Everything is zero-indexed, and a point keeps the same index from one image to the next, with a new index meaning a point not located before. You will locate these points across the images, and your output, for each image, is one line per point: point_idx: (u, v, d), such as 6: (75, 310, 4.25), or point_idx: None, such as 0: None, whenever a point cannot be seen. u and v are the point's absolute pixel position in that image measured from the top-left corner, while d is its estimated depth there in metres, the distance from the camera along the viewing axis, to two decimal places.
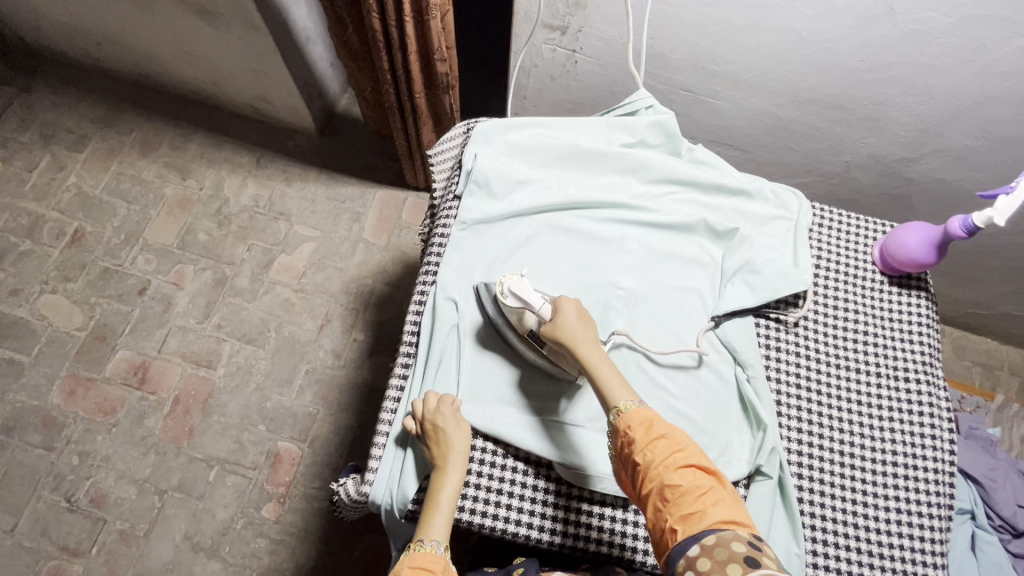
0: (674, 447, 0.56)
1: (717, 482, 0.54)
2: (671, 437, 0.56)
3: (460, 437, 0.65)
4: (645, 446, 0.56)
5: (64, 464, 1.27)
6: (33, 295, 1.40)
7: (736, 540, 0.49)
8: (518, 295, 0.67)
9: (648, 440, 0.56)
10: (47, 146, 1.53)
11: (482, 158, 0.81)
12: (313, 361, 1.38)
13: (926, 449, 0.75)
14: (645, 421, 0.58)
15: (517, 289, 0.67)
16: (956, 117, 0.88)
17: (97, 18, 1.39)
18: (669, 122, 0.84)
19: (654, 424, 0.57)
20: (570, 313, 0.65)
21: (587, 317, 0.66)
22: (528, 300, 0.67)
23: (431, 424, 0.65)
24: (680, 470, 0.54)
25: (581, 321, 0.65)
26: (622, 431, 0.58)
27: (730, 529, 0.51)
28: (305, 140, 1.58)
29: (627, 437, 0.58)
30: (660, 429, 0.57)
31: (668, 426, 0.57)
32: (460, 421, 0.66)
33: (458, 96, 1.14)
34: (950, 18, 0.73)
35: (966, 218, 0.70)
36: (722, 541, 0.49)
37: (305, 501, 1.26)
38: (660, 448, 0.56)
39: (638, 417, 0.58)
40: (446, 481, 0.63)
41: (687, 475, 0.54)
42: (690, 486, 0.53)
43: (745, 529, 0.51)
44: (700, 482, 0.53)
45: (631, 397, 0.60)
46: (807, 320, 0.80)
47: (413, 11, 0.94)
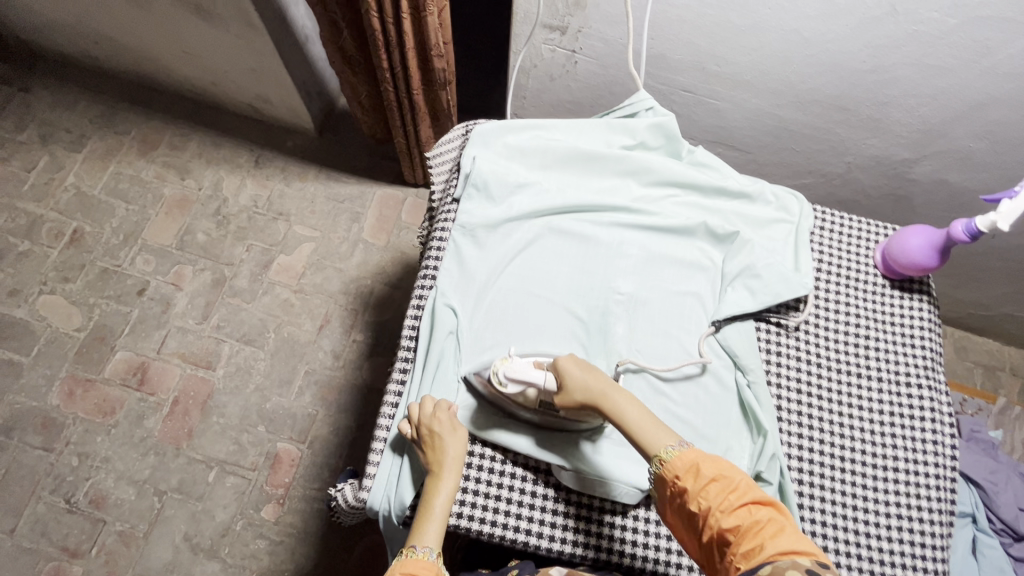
0: (727, 489, 0.53)
1: (774, 515, 0.51)
2: (723, 477, 0.54)
3: (455, 443, 0.65)
4: (697, 492, 0.54)
5: (64, 465, 1.27)
6: (32, 295, 1.40)
7: (793, 568, 0.47)
8: (513, 376, 0.65)
9: (699, 487, 0.54)
10: (46, 145, 1.53)
11: (480, 160, 0.80)
12: (312, 362, 1.37)
13: (929, 455, 0.75)
14: (692, 464, 0.55)
15: (511, 373, 0.65)
16: (959, 119, 0.87)
17: (95, 16, 1.39)
18: (670, 123, 0.83)
19: (701, 467, 0.54)
20: (577, 371, 0.62)
21: (594, 368, 0.63)
22: (524, 380, 0.65)
23: (427, 429, 0.65)
24: (735, 511, 0.52)
25: (592, 375, 0.62)
26: (671, 481, 0.56)
27: (788, 559, 0.48)
28: (304, 140, 1.58)
29: (677, 486, 0.55)
30: (710, 471, 0.54)
31: (717, 467, 0.54)
32: (456, 427, 0.66)
33: (456, 91, 1.14)
34: (953, 19, 0.72)
35: (969, 222, 0.70)
36: (777, 572, 0.47)
37: (304, 502, 1.26)
38: (714, 493, 0.53)
39: (682, 464, 0.55)
40: (441, 485, 0.63)
41: (742, 514, 0.52)
42: (746, 525, 0.51)
43: (808, 556, 0.49)
44: (756, 518, 0.51)
45: (669, 440, 0.58)
46: (809, 324, 0.79)
47: (411, 7, 0.93)
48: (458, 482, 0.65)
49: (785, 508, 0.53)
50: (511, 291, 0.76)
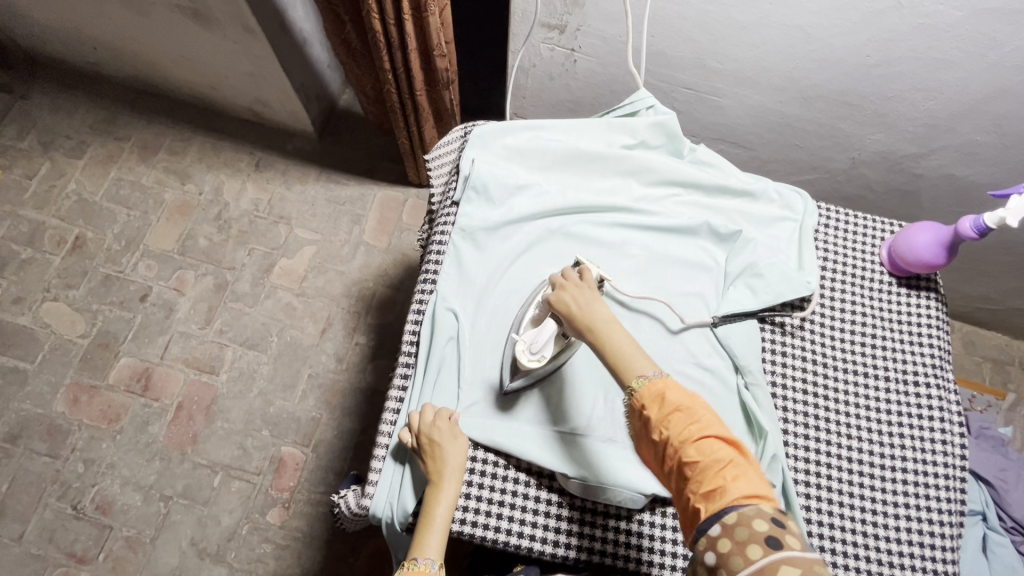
0: (690, 420, 0.53)
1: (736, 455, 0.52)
2: (687, 409, 0.54)
3: (455, 452, 0.65)
4: (661, 422, 0.54)
5: (70, 472, 1.27)
6: (36, 302, 1.40)
7: (757, 516, 0.48)
8: (535, 348, 0.67)
9: (662, 416, 0.54)
10: (46, 153, 1.53)
11: (479, 162, 0.79)
12: (315, 366, 1.37)
13: (937, 455, 0.74)
14: (659, 393, 0.55)
15: (535, 346, 0.67)
16: (966, 113, 0.85)
17: (93, 23, 1.38)
18: (670, 122, 0.82)
19: (666, 396, 0.54)
20: (572, 303, 0.62)
21: (592, 297, 0.63)
22: (546, 340, 0.67)
23: (427, 437, 0.64)
24: (697, 444, 0.52)
25: (586, 306, 0.62)
26: (638, 409, 0.56)
27: (752, 504, 0.49)
28: (304, 142, 1.57)
29: (643, 414, 0.56)
30: (675, 402, 0.54)
31: (683, 398, 0.54)
32: (455, 436, 0.65)
33: (458, 91, 1.13)
34: (960, 12, 0.71)
35: (978, 218, 0.68)
36: (743, 519, 0.48)
37: (309, 506, 1.26)
38: (675, 423, 0.53)
39: (650, 394, 0.55)
40: (441, 495, 0.63)
41: (704, 449, 0.52)
42: (707, 462, 0.51)
43: (769, 502, 0.50)
44: (718, 457, 0.51)
45: (644, 369, 0.57)
46: (814, 324, 0.78)
47: (412, 8, 0.92)
48: (457, 490, 0.64)
49: (749, 449, 0.53)
50: (512, 293, 0.75)
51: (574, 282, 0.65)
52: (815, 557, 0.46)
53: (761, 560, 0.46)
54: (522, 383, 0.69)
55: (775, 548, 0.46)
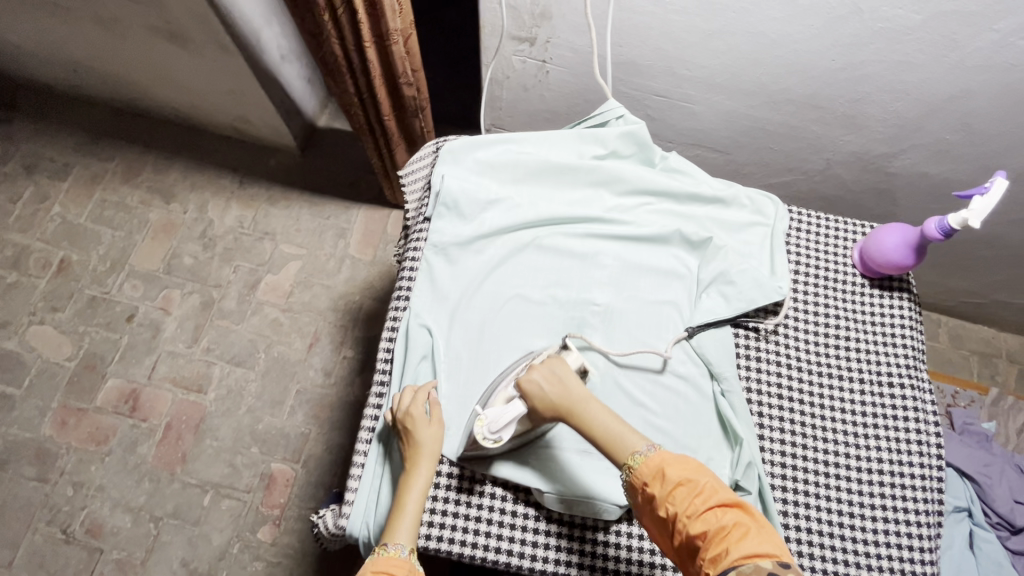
0: (694, 493, 0.53)
1: (738, 518, 0.51)
2: (689, 481, 0.54)
3: (431, 436, 0.65)
4: (666, 497, 0.54)
5: (59, 495, 1.27)
6: (22, 326, 1.40)
7: None
8: (495, 428, 0.63)
9: (666, 492, 0.54)
10: (30, 176, 1.53)
11: (449, 178, 0.80)
12: (303, 381, 1.37)
13: (914, 456, 0.74)
14: (658, 467, 0.55)
15: (495, 426, 0.63)
16: (933, 112, 0.86)
17: (70, 45, 1.39)
18: (641, 132, 0.82)
19: (667, 471, 0.54)
20: (542, 383, 0.62)
21: (562, 375, 0.63)
22: (507, 422, 0.63)
23: (404, 419, 0.66)
24: (701, 514, 0.52)
25: (560, 384, 0.62)
26: (640, 487, 0.56)
27: (751, 563, 0.48)
28: (287, 157, 1.57)
29: (647, 492, 0.55)
30: (676, 476, 0.54)
31: (683, 470, 0.54)
32: (432, 420, 0.66)
33: (430, 117, 1.12)
34: (918, 15, 0.72)
35: (943, 220, 0.69)
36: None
37: (299, 522, 1.26)
38: (680, 497, 0.53)
39: (649, 470, 0.55)
40: (410, 475, 0.63)
41: (709, 519, 0.51)
42: (712, 530, 0.50)
43: (770, 559, 0.48)
44: (723, 524, 0.51)
45: (637, 445, 0.57)
46: (788, 328, 0.78)
47: (374, 36, 0.90)
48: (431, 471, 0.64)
49: (753, 511, 0.53)
50: (486, 308, 0.75)
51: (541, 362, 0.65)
52: None
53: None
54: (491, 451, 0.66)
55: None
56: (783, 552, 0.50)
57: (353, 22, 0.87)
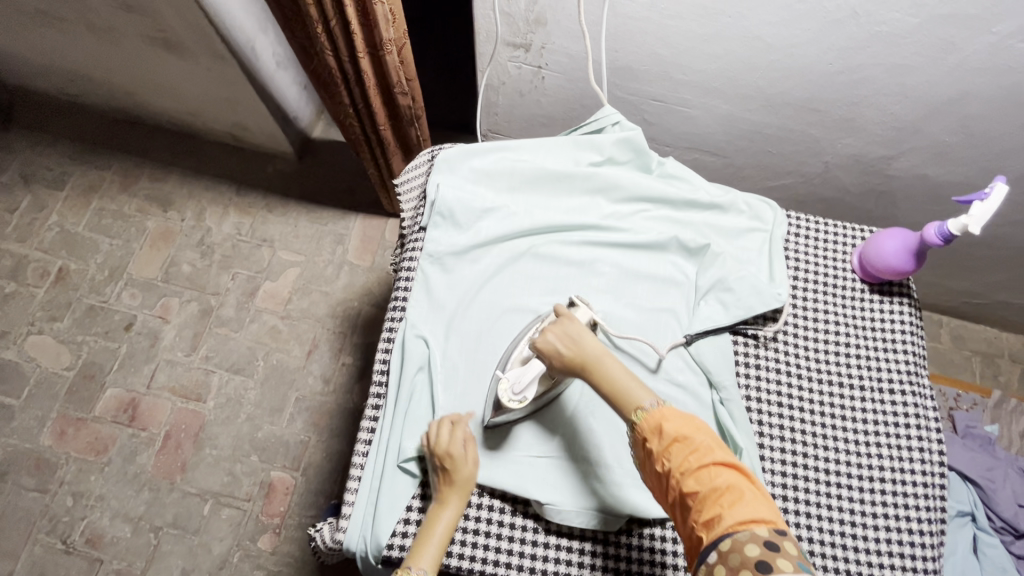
0: (690, 450, 0.55)
1: (733, 482, 0.53)
2: (686, 439, 0.55)
3: (469, 470, 0.64)
4: (662, 453, 0.56)
5: (59, 506, 1.27)
6: (21, 336, 1.40)
7: (751, 541, 0.50)
8: (518, 389, 0.67)
9: (663, 447, 0.56)
10: (28, 185, 1.53)
11: (444, 188, 0.79)
12: (302, 389, 1.37)
13: (916, 464, 0.73)
14: (657, 424, 0.57)
15: (518, 386, 0.67)
16: (932, 114, 0.85)
17: (66, 54, 1.39)
18: (637, 138, 0.82)
19: (664, 427, 0.56)
20: (556, 343, 0.63)
21: (574, 333, 0.63)
22: (529, 381, 0.67)
23: (444, 449, 0.64)
24: (696, 474, 0.53)
25: (572, 343, 0.62)
26: (640, 441, 0.58)
27: (747, 529, 0.50)
28: (285, 164, 1.57)
29: (645, 445, 0.57)
30: (674, 433, 0.56)
31: (681, 428, 0.56)
32: (471, 455, 0.65)
33: (426, 126, 1.11)
34: (915, 18, 0.71)
35: (942, 226, 0.68)
36: (737, 545, 0.50)
37: (299, 530, 1.26)
38: (675, 453, 0.55)
39: (649, 426, 0.57)
40: (448, 505, 0.63)
41: (704, 479, 0.53)
42: (706, 491, 0.53)
43: (766, 525, 0.51)
44: (716, 485, 0.53)
45: (641, 401, 0.59)
46: (787, 335, 0.78)
47: (368, 46, 0.90)
48: (467, 500, 0.65)
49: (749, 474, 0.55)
50: (482, 318, 0.75)
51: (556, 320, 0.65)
52: None
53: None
54: (511, 416, 0.69)
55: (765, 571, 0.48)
56: (776, 517, 0.53)
57: (345, 32, 0.87)
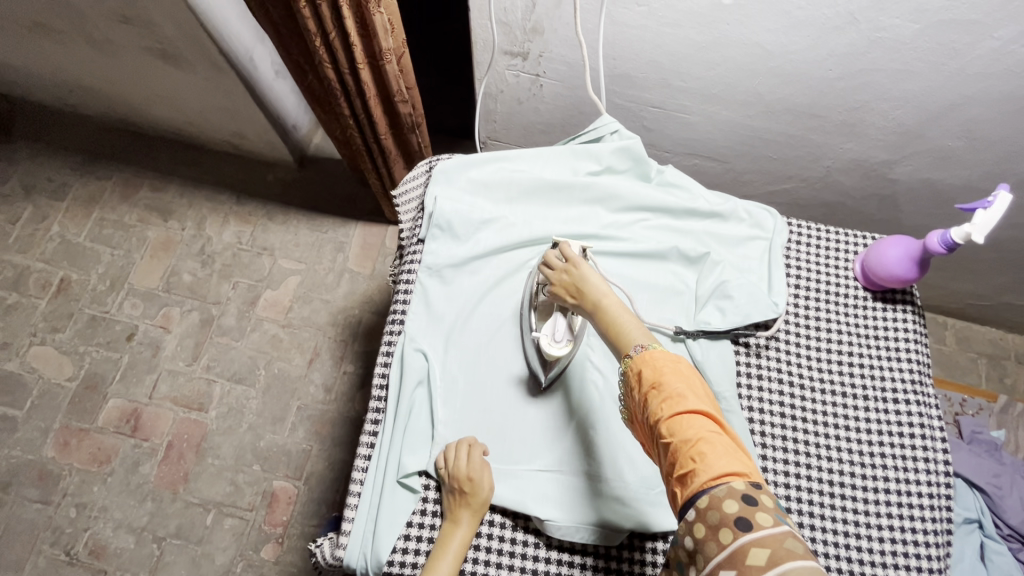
0: (662, 399, 0.52)
1: (708, 432, 0.49)
2: (660, 386, 0.52)
3: (487, 491, 0.65)
4: (640, 403, 0.53)
5: (62, 517, 1.27)
6: (22, 348, 1.40)
7: (727, 496, 0.46)
8: (559, 335, 0.70)
9: (641, 396, 0.53)
10: (29, 196, 1.54)
11: (442, 200, 0.79)
12: (303, 397, 1.37)
13: (920, 474, 0.72)
14: (636, 372, 0.54)
15: (555, 335, 0.70)
16: (934, 118, 0.84)
17: (65, 66, 1.39)
18: (635, 147, 0.81)
19: (641, 374, 0.54)
20: (563, 289, 0.66)
21: (576, 277, 0.65)
22: (565, 326, 0.70)
23: (464, 473, 0.64)
24: (669, 423, 0.50)
25: (575, 287, 0.65)
26: (627, 389, 0.56)
27: (723, 484, 0.47)
28: (285, 172, 1.57)
29: (631, 394, 0.55)
30: (650, 380, 0.53)
31: (655, 375, 0.53)
32: (488, 475, 0.66)
33: (426, 134, 1.11)
34: (916, 24, 0.71)
35: (944, 233, 0.68)
36: (714, 502, 0.46)
37: (302, 540, 1.26)
38: (651, 403, 0.52)
39: (631, 373, 0.55)
40: (461, 525, 0.63)
41: (676, 429, 0.50)
42: (678, 443, 0.49)
43: (742, 479, 0.47)
44: (688, 436, 0.49)
45: (630, 343, 0.57)
46: (789, 344, 0.77)
47: (367, 56, 0.89)
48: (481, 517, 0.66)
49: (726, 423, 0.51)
50: (482, 330, 0.75)
51: (560, 267, 0.68)
52: (782, 536, 0.44)
53: (731, 546, 0.45)
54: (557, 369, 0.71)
55: (741, 530, 0.45)
56: (757, 472, 0.49)
57: (345, 44, 0.87)
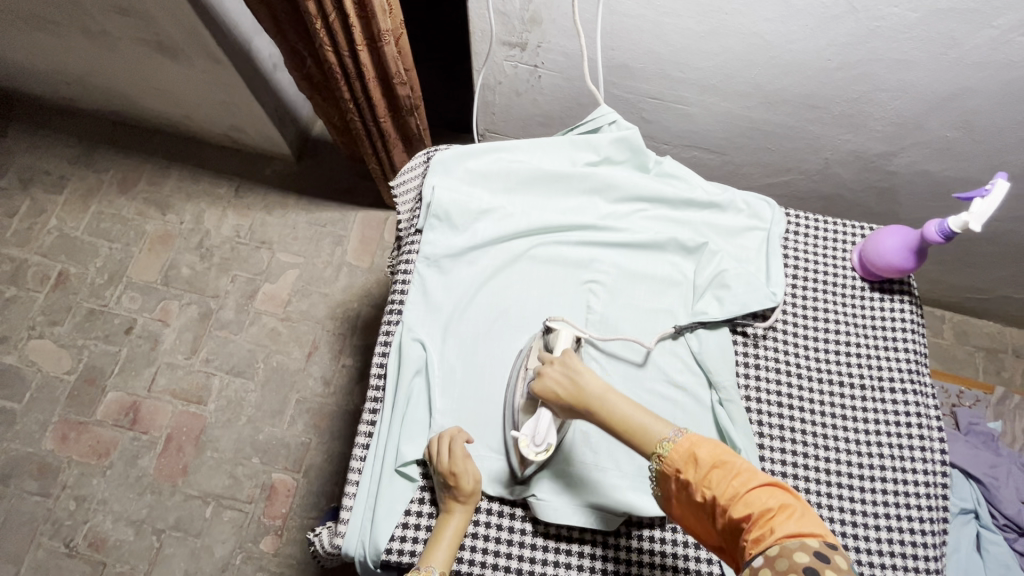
0: (729, 474, 0.52)
1: (781, 499, 0.50)
2: (724, 463, 0.52)
3: (473, 481, 0.64)
4: (701, 482, 0.52)
5: (62, 509, 1.27)
6: (21, 341, 1.40)
7: (802, 550, 0.47)
8: (540, 439, 0.62)
9: (702, 476, 0.52)
10: (27, 189, 1.53)
11: (439, 189, 0.79)
12: (302, 391, 1.37)
13: (917, 463, 0.72)
14: (689, 453, 0.53)
15: (538, 439, 0.62)
16: (934, 109, 0.84)
17: (62, 59, 1.38)
18: (634, 137, 0.81)
19: (698, 453, 0.53)
20: (554, 385, 0.60)
21: (573, 372, 0.60)
22: (547, 425, 0.62)
23: (449, 468, 0.64)
24: (744, 497, 0.50)
25: (571, 384, 0.59)
26: (672, 475, 0.54)
27: (795, 539, 0.48)
28: (283, 166, 1.57)
29: (679, 478, 0.53)
30: (711, 458, 0.53)
31: (716, 452, 0.53)
32: (474, 465, 0.65)
33: (425, 116, 1.11)
34: (915, 13, 0.71)
35: (943, 223, 0.68)
36: (785, 552, 0.47)
37: (301, 532, 1.26)
38: (717, 480, 0.52)
39: (680, 455, 0.53)
40: (454, 514, 0.64)
41: (751, 500, 0.50)
42: (757, 513, 0.49)
43: (816, 538, 0.48)
44: (767, 506, 0.49)
45: (663, 432, 0.55)
46: (786, 333, 0.77)
47: (366, 38, 0.89)
48: (477, 504, 0.66)
49: (790, 488, 0.52)
50: (480, 321, 0.75)
51: (552, 359, 0.63)
52: None
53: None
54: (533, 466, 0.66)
55: None
56: (827, 531, 0.50)
57: (345, 26, 0.86)
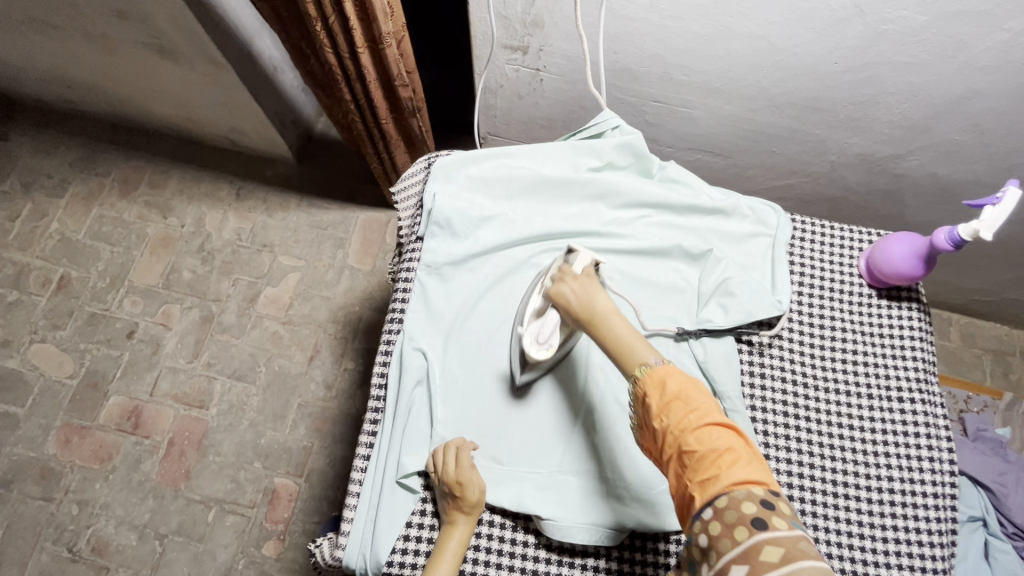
0: (688, 409, 0.53)
1: (734, 443, 0.51)
2: (687, 398, 0.54)
3: (477, 490, 0.64)
4: (660, 410, 0.54)
5: (64, 515, 1.27)
6: (22, 346, 1.40)
7: (748, 499, 0.48)
8: (543, 339, 0.67)
9: (663, 404, 0.54)
10: (28, 193, 1.53)
11: (441, 197, 0.78)
12: (304, 395, 1.36)
13: (926, 474, 0.71)
14: (660, 381, 0.55)
15: (541, 336, 0.67)
16: (943, 111, 0.83)
17: (63, 62, 1.38)
18: (637, 143, 0.80)
19: (667, 383, 0.55)
20: (569, 294, 0.62)
21: (591, 288, 0.63)
22: (552, 329, 0.67)
23: (454, 478, 0.63)
24: (697, 432, 0.52)
25: (585, 298, 0.62)
26: (640, 398, 0.56)
27: (742, 489, 0.49)
28: (284, 168, 1.56)
29: (645, 403, 0.56)
30: (675, 390, 0.54)
31: (682, 387, 0.55)
32: (478, 474, 0.65)
33: (427, 117, 1.10)
34: (925, 16, 0.69)
35: (952, 230, 0.66)
36: (733, 502, 0.48)
37: (303, 537, 1.25)
38: (674, 411, 0.53)
39: (652, 381, 0.56)
40: (457, 525, 0.63)
41: (703, 437, 0.51)
42: (704, 452, 0.51)
43: (761, 486, 0.49)
44: (716, 446, 0.51)
45: (645, 357, 0.57)
46: (791, 341, 0.76)
47: (366, 40, 0.88)
48: (480, 517, 0.66)
49: (745, 437, 0.53)
50: (481, 329, 0.74)
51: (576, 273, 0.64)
52: (799, 535, 0.46)
53: (747, 542, 0.46)
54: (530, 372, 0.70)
55: (761, 530, 0.46)
56: (773, 481, 0.51)
57: (345, 29, 0.86)
